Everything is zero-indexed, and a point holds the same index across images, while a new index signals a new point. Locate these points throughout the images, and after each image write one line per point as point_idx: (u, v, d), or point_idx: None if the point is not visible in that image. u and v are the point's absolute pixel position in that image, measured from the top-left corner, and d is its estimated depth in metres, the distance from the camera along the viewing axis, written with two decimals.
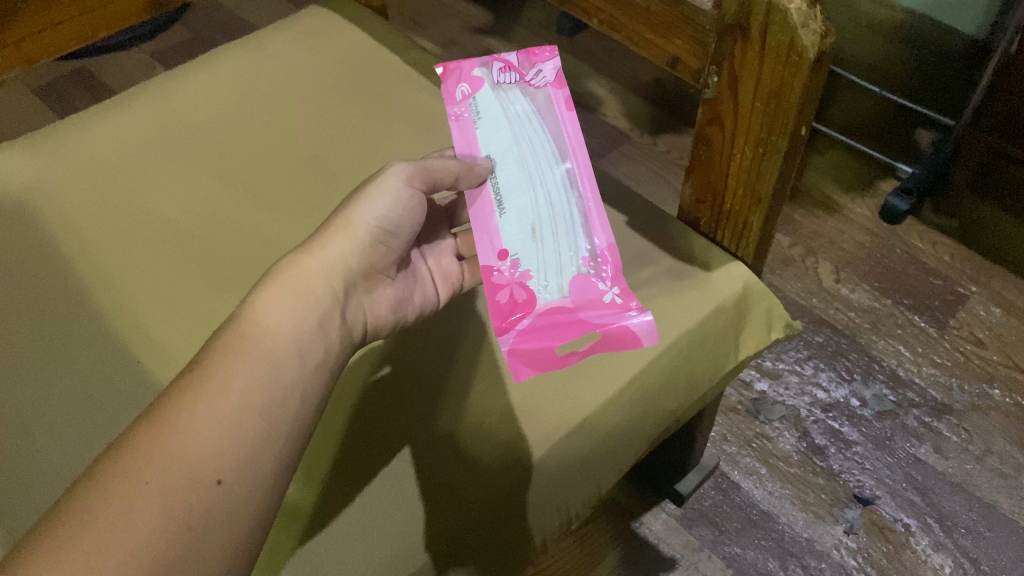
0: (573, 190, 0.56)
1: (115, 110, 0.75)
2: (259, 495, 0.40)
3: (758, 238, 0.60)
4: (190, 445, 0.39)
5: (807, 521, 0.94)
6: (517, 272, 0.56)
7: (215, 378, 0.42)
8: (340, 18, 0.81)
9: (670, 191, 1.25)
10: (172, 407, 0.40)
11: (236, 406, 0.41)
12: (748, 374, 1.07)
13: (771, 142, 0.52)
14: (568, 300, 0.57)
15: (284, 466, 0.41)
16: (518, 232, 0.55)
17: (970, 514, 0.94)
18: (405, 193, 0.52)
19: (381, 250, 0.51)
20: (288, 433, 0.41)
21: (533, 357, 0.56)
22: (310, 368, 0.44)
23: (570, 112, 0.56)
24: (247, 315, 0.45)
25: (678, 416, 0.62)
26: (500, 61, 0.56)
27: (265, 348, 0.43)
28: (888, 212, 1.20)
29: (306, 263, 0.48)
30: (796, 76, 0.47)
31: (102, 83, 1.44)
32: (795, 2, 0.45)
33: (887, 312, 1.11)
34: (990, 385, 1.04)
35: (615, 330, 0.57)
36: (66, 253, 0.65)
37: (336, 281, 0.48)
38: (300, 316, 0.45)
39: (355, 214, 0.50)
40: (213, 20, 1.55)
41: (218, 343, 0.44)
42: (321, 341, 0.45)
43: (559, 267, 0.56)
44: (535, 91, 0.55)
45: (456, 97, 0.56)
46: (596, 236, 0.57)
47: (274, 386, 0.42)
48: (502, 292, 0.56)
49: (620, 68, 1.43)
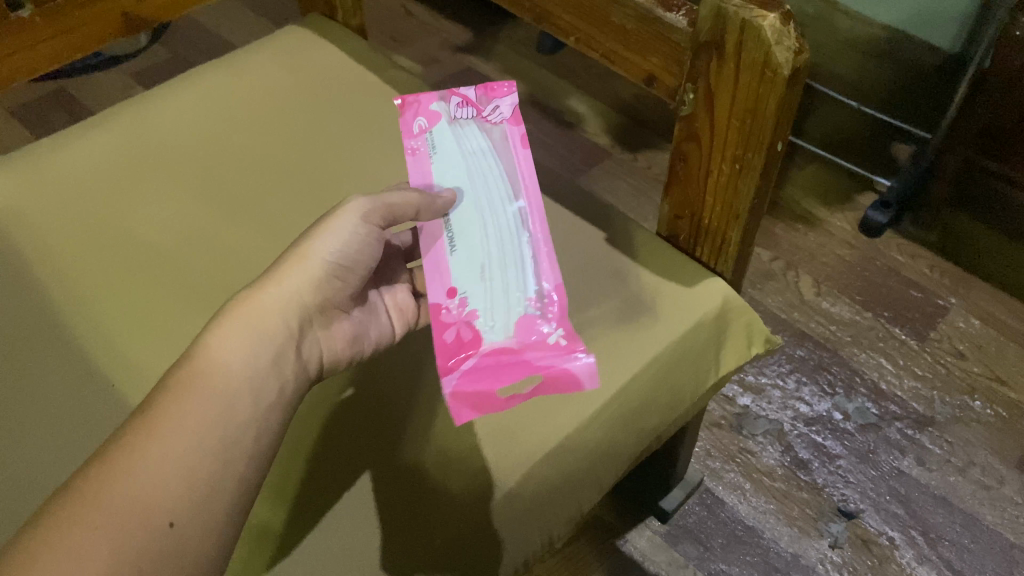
0: (523, 228, 0.53)
1: (89, 129, 0.74)
2: (210, 536, 0.40)
3: (736, 254, 0.60)
4: (142, 486, 0.39)
5: (791, 536, 0.94)
6: (465, 310, 0.52)
7: (168, 417, 0.41)
8: (319, 37, 0.81)
9: (651, 207, 1.25)
10: (123, 448, 0.40)
11: (188, 447, 0.41)
12: (731, 389, 1.07)
13: (747, 158, 0.52)
14: (513, 341, 0.51)
15: (238, 505, 0.41)
16: (467, 270, 0.52)
17: (954, 527, 0.94)
18: (362, 228, 0.51)
19: (338, 284, 0.51)
20: (241, 474, 0.42)
21: (476, 400, 0.51)
22: (263, 408, 0.44)
23: (525, 150, 0.54)
24: (200, 352, 0.44)
25: (659, 433, 0.62)
26: (458, 96, 0.55)
27: (218, 387, 0.43)
28: (866, 225, 1.21)
29: (261, 297, 0.47)
30: (770, 93, 0.48)
31: (79, 103, 1.43)
32: (769, 19, 0.45)
33: (868, 325, 1.12)
34: (972, 397, 1.04)
35: (556, 374, 0.51)
36: (41, 276, 0.64)
37: (290, 318, 0.48)
38: (253, 353, 0.45)
39: (311, 247, 0.49)
40: (193, 39, 1.55)
41: (172, 381, 0.43)
42: (275, 378, 0.45)
43: (505, 305, 0.51)
44: (491, 127, 0.54)
45: (413, 131, 0.56)
46: (544, 275, 0.52)
47: (225, 425, 0.42)
48: (448, 331, 0.51)
49: (600, 85, 1.44)
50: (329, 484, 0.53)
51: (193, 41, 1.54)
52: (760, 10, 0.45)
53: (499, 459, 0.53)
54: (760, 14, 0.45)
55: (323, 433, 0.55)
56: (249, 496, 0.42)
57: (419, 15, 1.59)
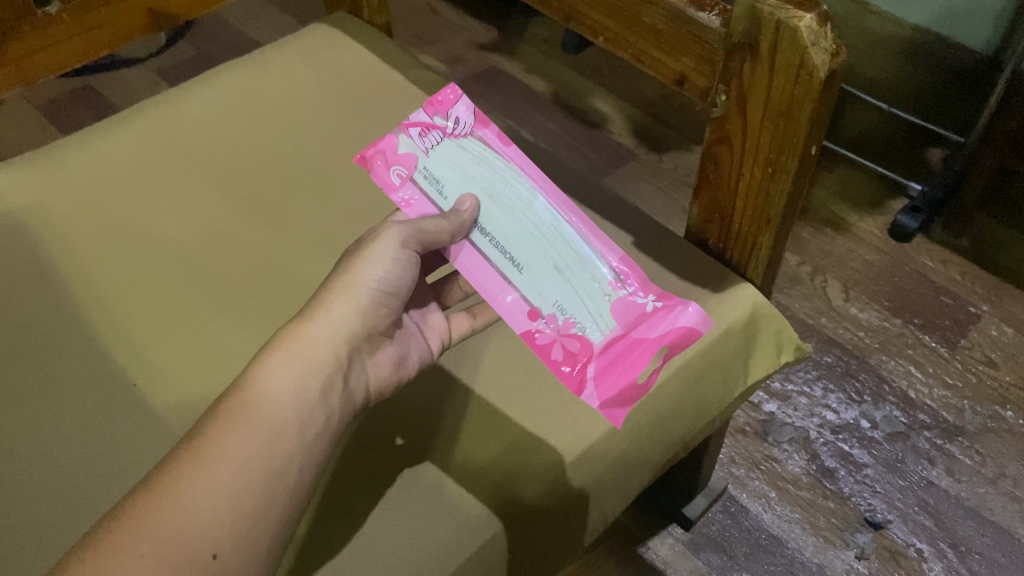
0: (558, 218, 0.52)
1: (115, 128, 0.73)
2: (250, 567, 0.39)
3: (767, 260, 0.59)
4: (188, 520, 0.39)
5: (816, 546, 0.92)
6: (558, 325, 0.51)
7: (216, 448, 0.41)
8: (345, 36, 0.80)
9: (676, 209, 1.24)
10: (171, 477, 0.40)
11: (233, 478, 0.40)
12: (756, 396, 1.05)
13: (780, 162, 0.51)
14: (618, 329, 0.51)
15: (280, 536, 0.41)
16: (547, 281, 0.51)
17: (984, 540, 0.92)
18: (402, 256, 0.49)
19: (385, 310, 0.49)
20: (284, 504, 0.41)
21: (623, 397, 0.51)
22: (311, 439, 0.43)
23: (510, 147, 0.53)
24: (249, 382, 0.43)
25: (686, 442, 0.61)
26: (416, 127, 0.54)
27: (267, 417, 0.42)
28: (896, 230, 1.19)
29: (309, 328, 0.46)
30: (805, 96, 0.46)
31: (106, 99, 1.44)
32: (806, 20, 0.44)
33: (897, 332, 1.10)
34: (1003, 407, 1.02)
35: (674, 334, 0.51)
36: (63, 272, 0.64)
37: (341, 348, 0.46)
38: (304, 382, 0.44)
39: (354, 277, 0.47)
40: (219, 37, 1.55)
41: (219, 412, 0.43)
42: (324, 408, 0.44)
43: (593, 301, 0.51)
44: (465, 138, 0.53)
45: (395, 183, 0.53)
46: (607, 254, 0.52)
47: (272, 456, 0.41)
48: (553, 351, 0.51)
49: (626, 85, 1.42)
50: (346, 488, 0.53)
51: (218, 39, 1.55)
52: (795, 11, 0.44)
53: (518, 473, 0.52)
54: (796, 14, 0.44)
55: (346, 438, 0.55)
56: (292, 519, 0.42)
57: (444, 14, 1.59)
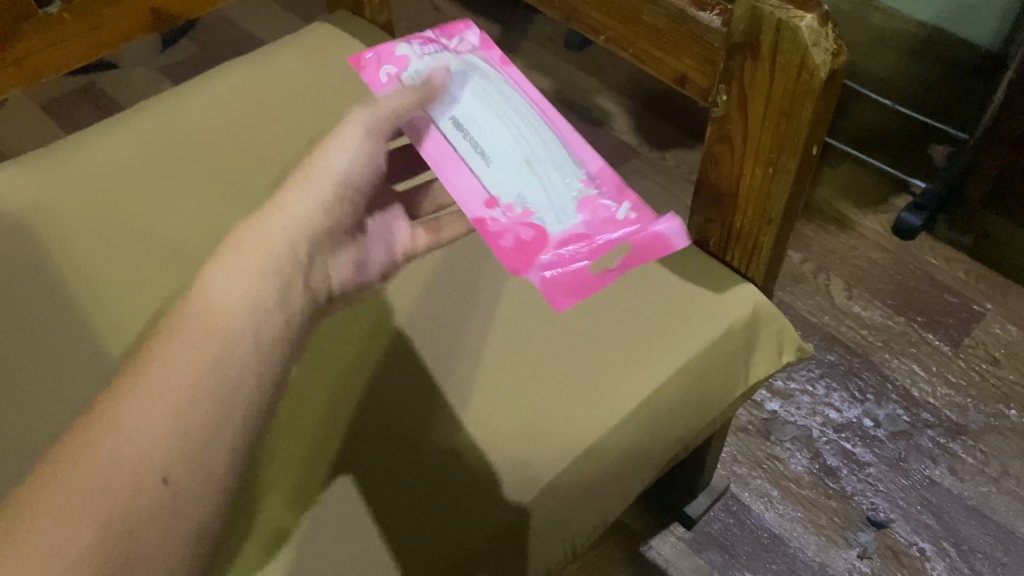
0: (542, 127, 0.54)
1: (117, 127, 0.73)
2: (201, 496, 0.40)
3: (768, 260, 0.59)
4: (133, 437, 0.40)
5: (818, 544, 0.93)
6: (514, 214, 0.52)
7: (162, 364, 0.42)
8: (346, 35, 0.80)
9: (678, 206, 1.24)
10: (115, 398, 0.41)
11: (179, 397, 0.41)
12: (759, 394, 1.05)
13: (781, 162, 0.51)
14: (582, 225, 0.52)
15: (229, 468, 0.42)
16: (511, 174, 0.53)
17: (987, 539, 0.92)
18: (364, 145, 0.53)
19: (343, 210, 0.53)
20: (234, 432, 0.42)
21: (572, 287, 0.51)
22: (255, 358, 0.44)
23: (507, 67, 0.57)
24: (203, 286, 0.46)
25: (687, 443, 0.61)
26: (419, 39, 0.59)
27: (215, 332, 0.44)
28: (900, 227, 1.18)
29: (271, 220, 0.50)
30: (806, 95, 0.46)
31: (109, 97, 1.45)
32: (807, 19, 0.44)
33: (900, 330, 1.09)
34: (1007, 406, 1.02)
35: (643, 239, 0.52)
36: (65, 272, 0.64)
37: (300, 239, 0.50)
38: (261, 286, 0.47)
39: (316, 167, 0.52)
40: (222, 34, 1.55)
41: (167, 327, 0.45)
42: (281, 310, 0.47)
43: (558, 195, 0.53)
44: (463, 53, 0.58)
45: (382, 81, 0.58)
46: (586, 162, 0.54)
47: (217, 372, 0.43)
48: (506, 238, 0.52)
49: (630, 82, 1.42)
50: (345, 489, 0.53)
51: (221, 36, 1.55)
52: (797, 10, 0.44)
53: (517, 474, 0.53)
54: (797, 14, 0.44)
55: (346, 439, 0.55)
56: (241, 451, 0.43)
57: (447, 11, 1.58)
